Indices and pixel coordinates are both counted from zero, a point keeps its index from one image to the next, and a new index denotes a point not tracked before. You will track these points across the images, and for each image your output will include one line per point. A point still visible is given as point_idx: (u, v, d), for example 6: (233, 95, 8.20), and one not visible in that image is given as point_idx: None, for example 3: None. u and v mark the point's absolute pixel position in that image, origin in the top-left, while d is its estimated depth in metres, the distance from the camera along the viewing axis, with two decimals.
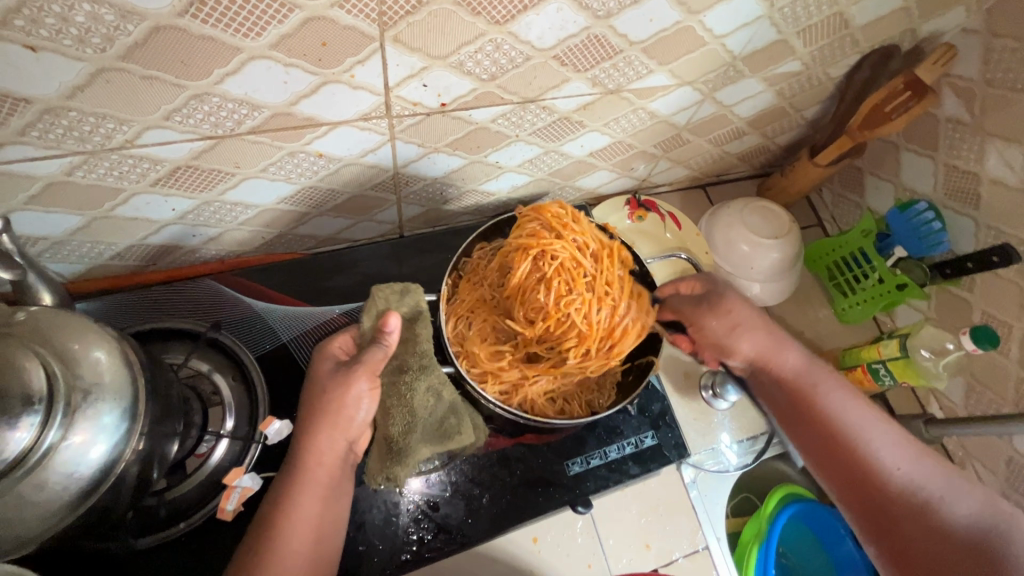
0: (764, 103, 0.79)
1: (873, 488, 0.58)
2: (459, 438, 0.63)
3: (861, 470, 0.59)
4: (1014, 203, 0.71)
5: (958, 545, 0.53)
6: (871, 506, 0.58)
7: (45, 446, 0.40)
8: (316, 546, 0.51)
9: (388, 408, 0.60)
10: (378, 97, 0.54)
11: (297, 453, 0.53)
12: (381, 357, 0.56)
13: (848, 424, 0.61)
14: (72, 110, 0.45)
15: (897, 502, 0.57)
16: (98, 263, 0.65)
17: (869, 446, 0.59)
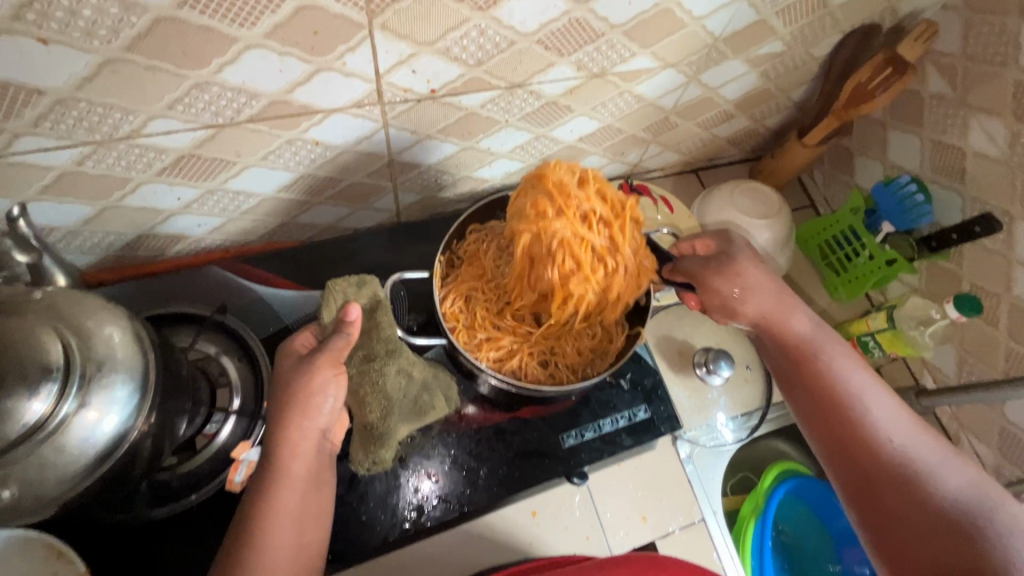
0: (749, 85, 0.81)
1: (861, 452, 0.58)
2: (434, 412, 0.66)
3: (852, 433, 0.59)
4: (997, 174, 0.73)
5: (941, 513, 0.52)
6: (857, 470, 0.58)
7: (61, 416, 0.43)
8: (301, 531, 0.53)
9: (363, 398, 0.62)
10: (369, 84, 0.57)
11: (271, 448, 0.52)
12: (343, 345, 0.56)
13: (846, 390, 0.61)
14: (81, 101, 0.48)
15: (884, 468, 0.57)
16: (110, 253, 0.68)
17: (864, 412, 0.59)
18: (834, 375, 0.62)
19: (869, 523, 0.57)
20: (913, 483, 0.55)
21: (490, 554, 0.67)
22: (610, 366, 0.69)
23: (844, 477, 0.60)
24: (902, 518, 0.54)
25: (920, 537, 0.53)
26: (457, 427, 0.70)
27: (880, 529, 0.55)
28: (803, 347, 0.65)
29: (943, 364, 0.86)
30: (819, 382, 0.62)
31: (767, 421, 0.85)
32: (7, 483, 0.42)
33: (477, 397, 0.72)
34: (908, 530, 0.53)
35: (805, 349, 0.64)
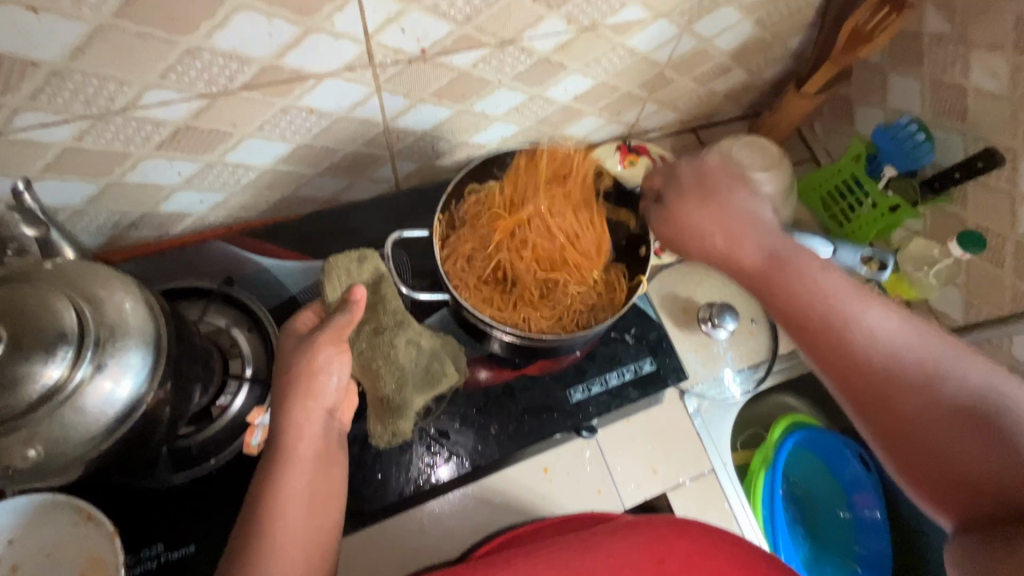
0: (743, 34, 0.80)
1: (868, 371, 0.50)
2: (446, 379, 0.68)
3: (853, 352, 0.51)
4: (999, 110, 0.72)
5: (962, 419, 0.46)
6: (866, 392, 0.50)
7: (77, 380, 0.44)
8: (312, 516, 0.51)
9: (376, 370, 0.62)
10: (359, 46, 0.57)
11: (278, 432, 0.52)
12: (345, 323, 0.54)
13: (835, 304, 0.53)
14: (76, 72, 0.49)
15: (897, 382, 0.49)
16: (116, 233, 0.70)
17: (862, 324, 0.51)
18: (818, 289, 0.54)
19: (891, 449, 0.49)
20: (935, 391, 0.47)
21: (504, 509, 0.69)
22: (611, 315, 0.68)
23: (853, 404, 0.51)
24: (931, 434, 0.47)
25: (954, 451, 0.45)
26: (466, 388, 0.72)
27: (907, 453, 0.48)
28: (778, 263, 0.56)
29: (949, 308, 0.85)
30: (802, 304, 0.54)
31: (775, 373, 0.85)
32: (32, 443, 0.43)
33: (484, 358, 0.74)
34: (938, 447, 0.46)
35: (779, 265, 0.56)
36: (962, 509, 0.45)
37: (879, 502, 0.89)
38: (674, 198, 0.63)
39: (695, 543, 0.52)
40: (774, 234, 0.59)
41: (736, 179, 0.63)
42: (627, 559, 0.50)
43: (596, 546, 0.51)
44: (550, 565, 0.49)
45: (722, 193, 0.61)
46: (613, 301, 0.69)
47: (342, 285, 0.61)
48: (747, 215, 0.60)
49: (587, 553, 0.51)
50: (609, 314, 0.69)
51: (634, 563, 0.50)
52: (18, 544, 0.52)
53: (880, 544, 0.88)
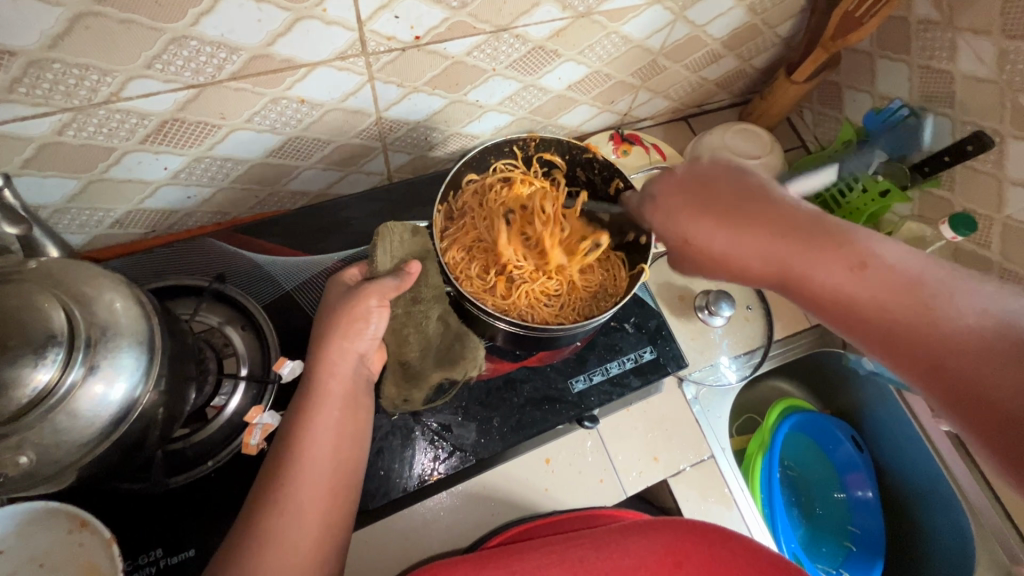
0: (735, 21, 0.80)
1: (948, 348, 0.40)
2: (464, 364, 0.67)
3: (926, 329, 0.42)
4: (986, 94, 0.73)
5: None
6: (946, 379, 0.40)
7: (68, 384, 0.42)
8: (340, 453, 0.50)
9: (405, 335, 0.64)
10: (351, 33, 0.55)
11: (310, 370, 0.52)
12: (394, 287, 0.56)
13: (899, 276, 0.44)
14: (55, 61, 0.47)
15: (990, 361, 0.38)
16: (100, 231, 0.67)
17: (935, 298, 0.42)
18: (876, 259, 0.45)
19: (991, 447, 0.37)
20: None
21: (508, 501, 0.69)
22: (612, 304, 0.68)
23: (934, 391, 0.41)
24: None
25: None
26: (466, 380, 0.71)
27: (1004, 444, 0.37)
28: (822, 232, 0.48)
29: None
30: (857, 284, 0.45)
31: (770, 358, 0.86)
32: (23, 450, 0.41)
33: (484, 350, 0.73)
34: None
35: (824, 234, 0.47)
36: None
37: (871, 483, 0.90)
38: (676, 226, 0.54)
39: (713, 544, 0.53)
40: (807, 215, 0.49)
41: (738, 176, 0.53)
42: (641, 557, 0.51)
43: (611, 546, 0.52)
44: (564, 561, 0.50)
45: (723, 194, 0.52)
46: (614, 291, 0.70)
47: (394, 248, 0.62)
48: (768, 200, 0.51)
49: (601, 550, 0.52)
50: (609, 302, 0.70)
51: (648, 563, 0.51)
52: (9, 554, 0.50)
53: (872, 521, 0.88)
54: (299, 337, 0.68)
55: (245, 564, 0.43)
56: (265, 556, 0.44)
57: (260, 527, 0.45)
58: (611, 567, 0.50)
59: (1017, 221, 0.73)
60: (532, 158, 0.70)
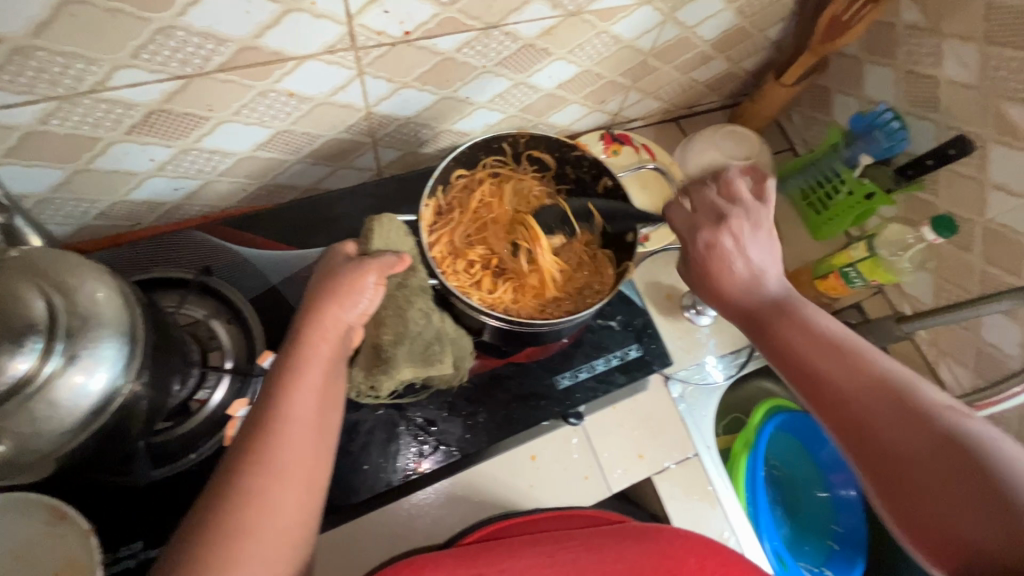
0: (725, 23, 0.80)
1: (863, 408, 0.45)
2: (441, 366, 0.64)
3: (852, 383, 0.46)
4: (969, 99, 0.74)
5: (965, 467, 0.39)
6: (859, 428, 0.45)
7: (46, 374, 0.42)
8: (324, 415, 0.49)
9: (382, 317, 0.60)
10: (341, 27, 0.55)
11: (300, 334, 0.51)
12: (394, 261, 0.55)
13: (841, 337, 0.49)
14: (40, 49, 0.47)
15: (895, 422, 0.43)
16: (85, 223, 0.67)
17: (857, 364, 0.47)
18: (814, 323, 0.51)
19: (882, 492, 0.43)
20: (937, 433, 0.41)
21: (492, 499, 0.69)
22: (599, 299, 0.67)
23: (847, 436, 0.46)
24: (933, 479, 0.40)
25: (950, 496, 0.39)
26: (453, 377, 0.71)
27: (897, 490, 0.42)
28: (779, 296, 0.54)
29: (921, 292, 0.88)
30: (804, 348, 0.50)
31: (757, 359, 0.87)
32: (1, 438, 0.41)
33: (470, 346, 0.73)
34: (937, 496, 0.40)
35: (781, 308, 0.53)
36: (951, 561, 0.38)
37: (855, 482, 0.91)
38: (702, 268, 0.57)
39: (705, 557, 0.53)
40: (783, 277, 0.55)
41: (750, 230, 0.56)
42: (631, 562, 0.52)
43: (602, 547, 0.53)
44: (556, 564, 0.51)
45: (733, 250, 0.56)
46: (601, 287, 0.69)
47: (390, 236, 0.60)
48: (762, 251, 0.55)
49: (592, 552, 0.52)
50: (596, 299, 0.69)
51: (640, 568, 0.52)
52: None
53: (855, 520, 0.90)
54: (284, 331, 0.68)
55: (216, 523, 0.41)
56: (244, 516, 0.42)
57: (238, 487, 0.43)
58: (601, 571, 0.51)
59: (999, 224, 0.75)
60: (521, 155, 0.70)
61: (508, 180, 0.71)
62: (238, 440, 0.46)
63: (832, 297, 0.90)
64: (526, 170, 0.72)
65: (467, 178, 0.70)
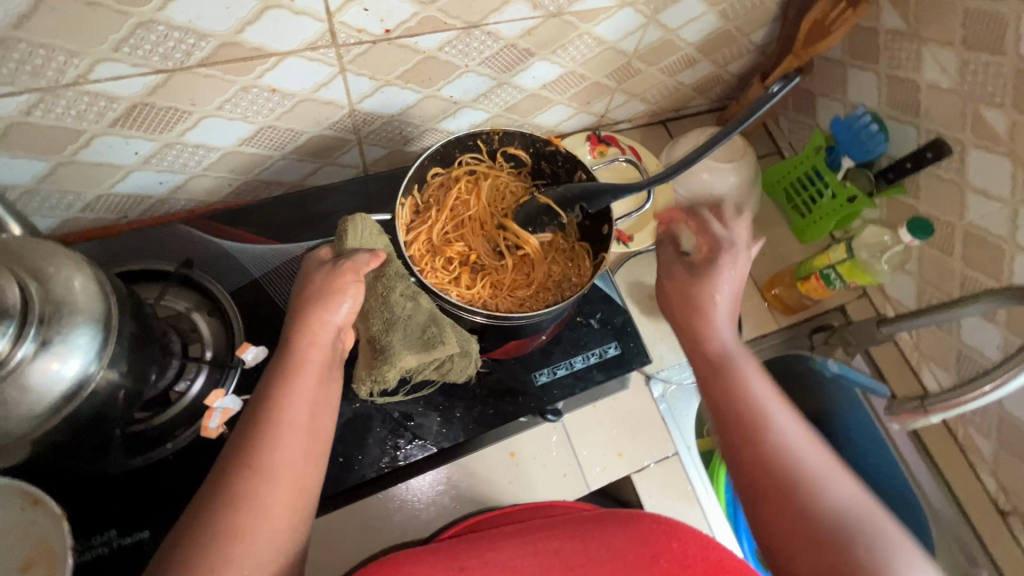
0: (708, 26, 0.81)
1: (769, 463, 0.49)
2: (443, 348, 0.61)
3: (765, 441, 0.50)
4: (948, 104, 0.74)
5: (837, 526, 0.45)
6: (763, 479, 0.49)
7: (18, 359, 0.43)
8: (315, 420, 0.49)
9: (367, 309, 0.61)
10: (321, 24, 0.56)
11: (289, 340, 0.51)
12: (368, 260, 0.56)
13: (763, 395, 0.53)
14: (22, 41, 0.48)
15: (794, 482, 0.48)
16: (70, 215, 0.68)
17: (774, 425, 0.51)
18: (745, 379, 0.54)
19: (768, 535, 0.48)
20: (820, 503, 0.47)
21: (469, 494, 0.69)
22: (577, 290, 0.68)
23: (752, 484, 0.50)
24: (812, 532, 0.46)
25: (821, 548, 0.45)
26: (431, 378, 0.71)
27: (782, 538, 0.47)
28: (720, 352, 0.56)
29: (903, 295, 0.89)
30: (737, 400, 0.52)
31: None
32: None
33: None
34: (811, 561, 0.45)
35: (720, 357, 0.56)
36: None
37: None
38: (689, 303, 0.60)
39: (685, 540, 0.51)
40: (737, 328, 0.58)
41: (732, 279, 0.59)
42: (618, 548, 0.49)
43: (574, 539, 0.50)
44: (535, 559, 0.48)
45: (706, 300, 0.58)
46: (579, 278, 0.70)
47: (364, 237, 0.61)
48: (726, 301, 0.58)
49: (576, 541, 0.50)
50: (573, 291, 0.70)
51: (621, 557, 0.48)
52: None
53: None
54: (265, 325, 0.69)
55: (205, 525, 0.42)
56: (233, 517, 0.42)
57: (227, 490, 0.43)
58: (587, 557, 0.48)
59: (978, 227, 0.75)
60: (496, 152, 0.72)
61: (482, 176, 0.71)
62: (229, 445, 0.46)
63: (815, 299, 0.90)
64: (502, 167, 0.72)
65: (441, 175, 0.71)
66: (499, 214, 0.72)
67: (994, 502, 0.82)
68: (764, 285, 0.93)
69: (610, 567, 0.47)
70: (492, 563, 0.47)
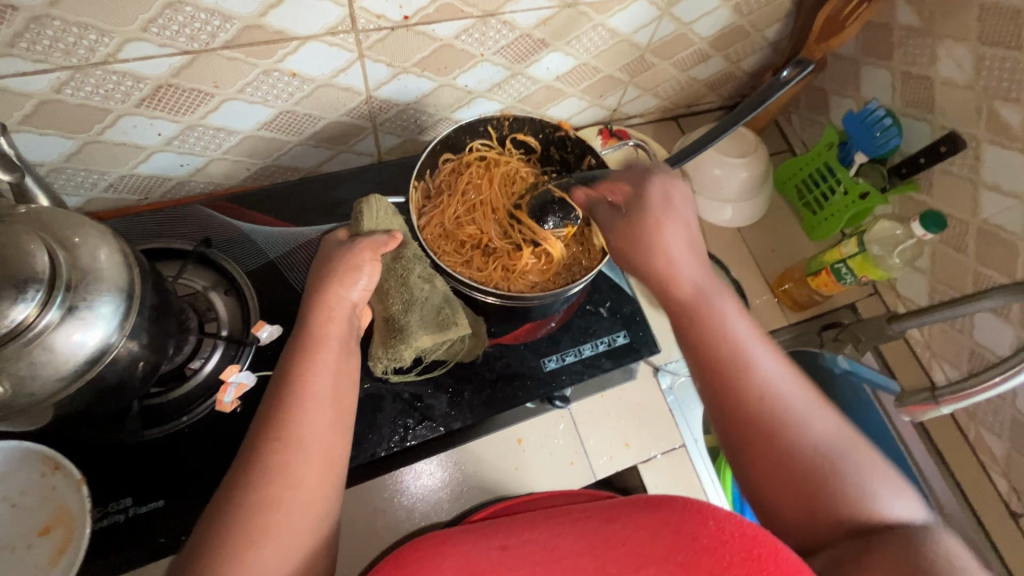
0: (722, 21, 0.82)
1: (747, 412, 0.49)
2: (457, 328, 0.63)
3: (742, 390, 0.49)
4: (963, 100, 0.74)
5: (812, 466, 0.47)
6: (742, 429, 0.49)
7: (44, 324, 0.44)
8: (338, 393, 0.49)
9: (386, 289, 0.61)
10: (341, 9, 0.58)
11: (307, 316, 0.52)
12: (385, 240, 0.57)
13: (739, 340, 0.51)
14: (56, 18, 0.50)
15: (772, 430, 0.48)
16: (94, 194, 0.70)
17: (754, 371, 0.50)
18: (722, 326, 0.51)
19: (750, 480, 0.50)
20: (799, 449, 0.47)
21: (477, 478, 0.70)
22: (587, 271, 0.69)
23: (730, 432, 0.50)
24: (792, 475, 0.47)
25: (799, 492, 0.47)
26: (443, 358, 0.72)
27: (765, 485, 0.48)
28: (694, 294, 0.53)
29: (915, 293, 0.88)
30: (712, 344, 0.51)
31: None
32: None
33: None
34: (790, 503, 0.47)
35: (692, 297, 0.53)
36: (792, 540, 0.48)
37: None
38: (639, 252, 0.55)
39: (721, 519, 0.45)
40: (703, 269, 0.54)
41: (681, 222, 0.55)
42: (650, 527, 0.45)
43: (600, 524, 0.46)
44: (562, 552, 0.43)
45: (671, 248, 0.54)
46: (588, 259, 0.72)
47: (378, 217, 0.61)
48: (687, 245, 0.55)
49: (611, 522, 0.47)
50: (583, 274, 0.71)
51: (650, 535, 0.44)
52: None
53: None
54: (279, 305, 0.70)
55: (234, 501, 0.43)
56: (257, 489, 0.43)
57: (253, 461, 0.44)
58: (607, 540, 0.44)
59: (992, 224, 0.75)
60: (506, 139, 0.73)
61: (492, 161, 0.72)
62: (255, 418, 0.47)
63: (826, 295, 0.90)
64: (513, 153, 0.74)
65: (453, 161, 0.72)
66: (509, 198, 0.74)
67: (1006, 504, 0.81)
68: (774, 281, 0.93)
69: (634, 548, 0.43)
70: (535, 542, 0.45)
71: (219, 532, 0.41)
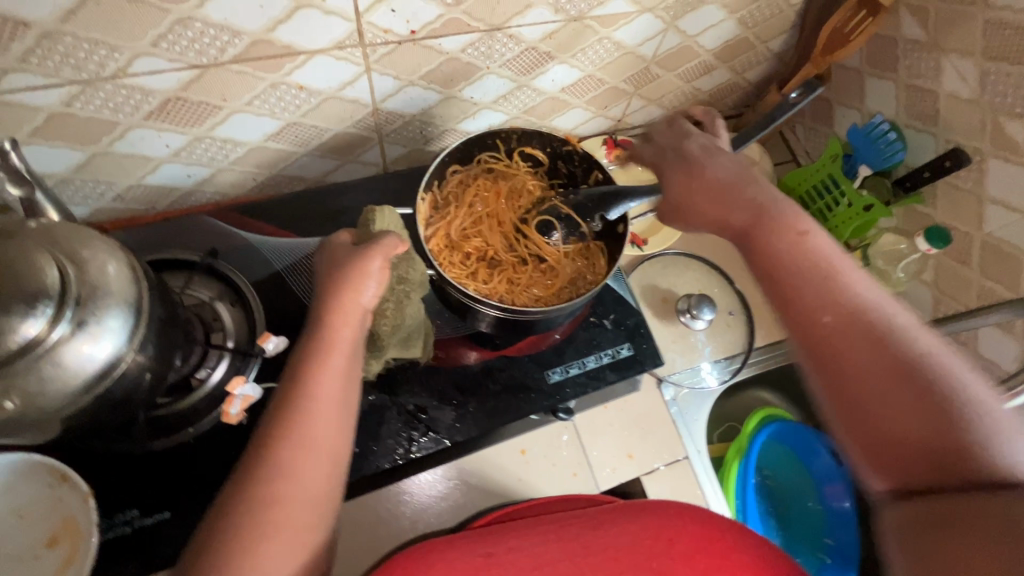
0: (726, 33, 0.82)
1: (828, 324, 0.49)
2: (417, 349, 0.67)
3: (823, 302, 0.50)
4: (968, 114, 0.74)
5: (909, 379, 0.45)
6: (824, 342, 0.49)
7: (53, 340, 0.44)
8: (345, 403, 0.49)
9: (382, 307, 0.59)
10: (350, 24, 0.58)
11: (318, 322, 0.52)
12: (398, 243, 0.55)
13: (817, 256, 0.52)
14: (67, 34, 0.50)
15: (858, 341, 0.48)
16: (101, 205, 0.70)
17: (836, 285, 0.50)
18: (800, 243, 0.53)
19: (839, 402, 0.48)
20: (891, 362, 0.46)
21: (480, 490, 0.70)
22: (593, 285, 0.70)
23: (813, 349, 0.50)
24: (883, 389, 0.46)
25: (896, 406, 0.45)
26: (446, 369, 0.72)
27: (855, 404, 0.47)
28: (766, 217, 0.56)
29: (919, 305, 0.88)
30: (789, 258, 0.53)
31: (750, 365, 0.86)
32: (9, 396, 0.43)
33: (469, 340, 0.74)
34: (884, 420, 0.45)
35: (763, 225, 0.55)
36: (890, 467, 0.45)
37: (850, 493, 0.90)
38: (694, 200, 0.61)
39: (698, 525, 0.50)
40: (767, 201, 0.57)
41: (728, 170, 0.61)
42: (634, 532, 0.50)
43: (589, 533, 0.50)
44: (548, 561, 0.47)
45: (727, 187, 0.59)
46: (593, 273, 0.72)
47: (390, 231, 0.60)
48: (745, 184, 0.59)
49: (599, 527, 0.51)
50: (588, 288, 0.71)
51: (638, 542, 0.49)
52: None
53: (848, 534, 0.88)
54: (285, 316, 0.70)
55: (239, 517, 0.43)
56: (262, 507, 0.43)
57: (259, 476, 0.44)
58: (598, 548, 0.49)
59: (997, 238, 0.75)
60: (513, 151, 0.73)
61: (499, 174, 0.73)
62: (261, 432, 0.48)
63: None
64: (519, 165, 0.74)
65: (460, 172, 0.72)
66: (516, 211, 0.74)
67: None
68: None
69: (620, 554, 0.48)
70: (517, 549, 0.48)
71: (226, 549, 0.41)
